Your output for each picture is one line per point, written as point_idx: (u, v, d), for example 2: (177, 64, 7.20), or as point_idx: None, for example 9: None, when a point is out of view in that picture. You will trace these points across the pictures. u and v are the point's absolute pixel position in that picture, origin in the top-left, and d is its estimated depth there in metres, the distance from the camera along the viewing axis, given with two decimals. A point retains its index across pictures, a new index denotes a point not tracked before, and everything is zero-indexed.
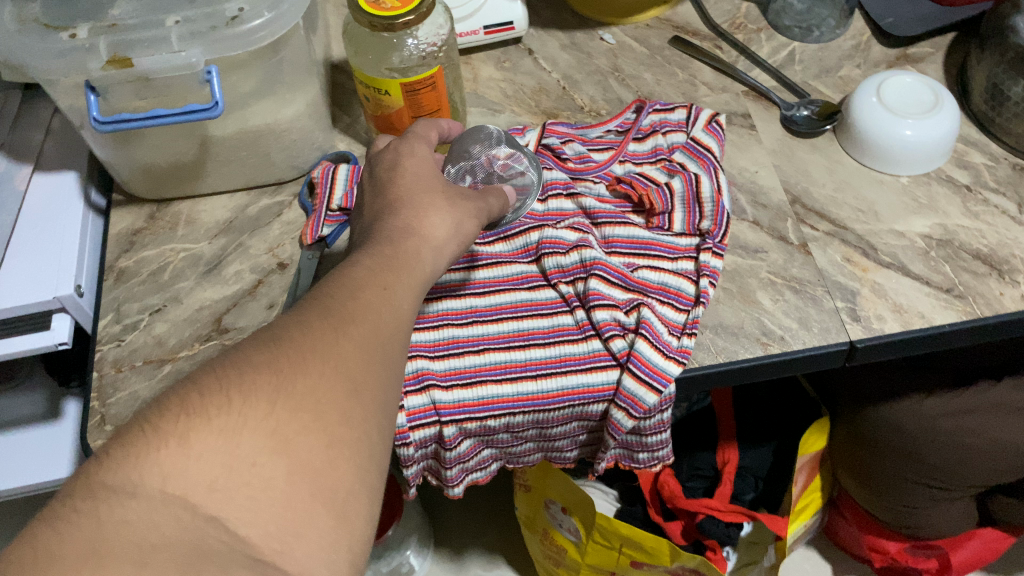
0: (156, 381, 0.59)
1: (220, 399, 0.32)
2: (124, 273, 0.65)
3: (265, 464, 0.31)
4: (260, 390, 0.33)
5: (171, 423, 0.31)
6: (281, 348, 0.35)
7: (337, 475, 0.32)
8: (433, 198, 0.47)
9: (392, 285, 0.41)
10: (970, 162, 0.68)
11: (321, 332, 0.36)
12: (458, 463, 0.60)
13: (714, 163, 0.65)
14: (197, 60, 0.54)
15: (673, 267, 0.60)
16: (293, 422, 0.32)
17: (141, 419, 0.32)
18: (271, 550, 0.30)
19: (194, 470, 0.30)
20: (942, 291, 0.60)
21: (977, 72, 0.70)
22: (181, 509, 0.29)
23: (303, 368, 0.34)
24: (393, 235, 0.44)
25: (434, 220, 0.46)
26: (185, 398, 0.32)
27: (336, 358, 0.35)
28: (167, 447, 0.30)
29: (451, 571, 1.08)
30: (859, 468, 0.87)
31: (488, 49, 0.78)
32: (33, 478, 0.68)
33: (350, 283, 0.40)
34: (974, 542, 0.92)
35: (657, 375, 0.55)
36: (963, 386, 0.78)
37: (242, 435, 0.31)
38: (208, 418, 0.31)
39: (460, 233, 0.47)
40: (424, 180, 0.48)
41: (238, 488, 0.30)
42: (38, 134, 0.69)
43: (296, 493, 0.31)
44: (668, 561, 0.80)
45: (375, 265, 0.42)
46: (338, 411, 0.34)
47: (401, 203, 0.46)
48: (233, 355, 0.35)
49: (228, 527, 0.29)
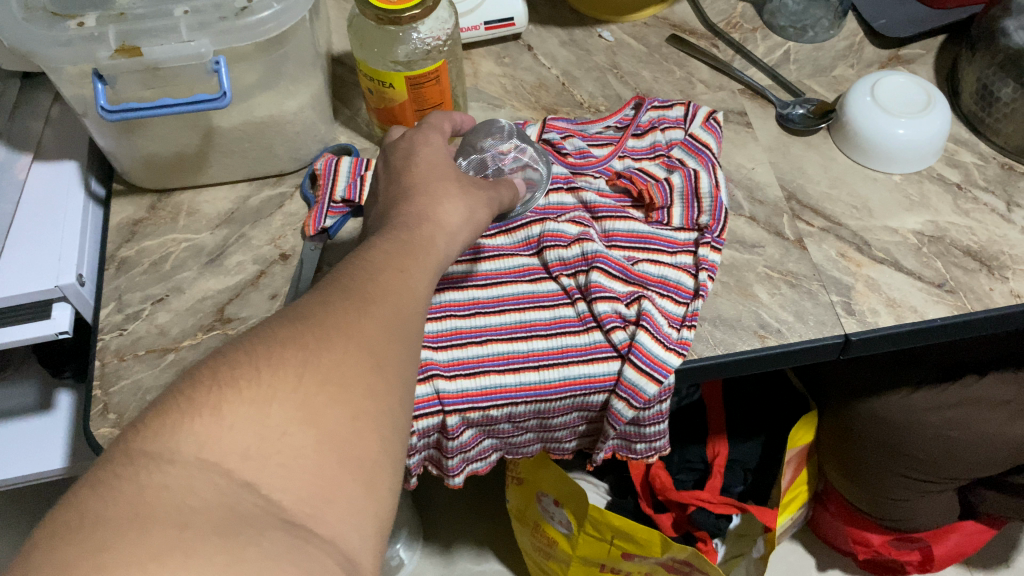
0: (159, 370, 0.59)
1: (249, 372, 0.33)
2: (125, 262, 0.66)
3: (295, 434, 0.32)
4: (288, 363, 0.34)
5: (204, 394, 0.32)
6: (306, 325, 0.36)
7: (364, 445, 0.34)
8: (448, 185, 0.49)
9: (408, 267, 0.42)
10: (961, 161, 0.70)
11: (344, 311, 0.38)
12: (459, 452, 0.60)
13: (712, 159, 0.66)
14: (206, 51, 0.54)
15: (672, 261, 0.61)
16: (320, 394, 0.34)
17: (175, 390, 0.33)
18: (303, 514, 0.31)
19: (228, 438, 0.32)
20: (934, 286, 0.61)
21: (967, 73, 0.72)
22: (217, 475, 0.31)
23: (327, 343, 0.36)
24: (409, 222, 0.46)
25: (448, 206, 0.47)
26: (216, 370, 0.34)
27: (358, 336, 0.37)
28: (201, 417, 0.32)
29: (440, 564, 1.09)
30: (847, 461, 0.88)
31: (488, 44, 0.79)
32: (30, 469, 0.68)
33: (371, 266, 0.41)
34: (956, 535, 0.95)
35: (657, 366, 0.56)
36: (950, 380, 0.80)
37: (272, 406, 0.33)
38: (238, 389, 0.33)
39: (473, 220, 0.48)
40: (439, 168, 0.50)
41: (271, 457, 0.32)
42: (37, 123, 0.69)
43: (325, 461, 0.32)
44: (658, 552, 0.81)
45: (392, 249, 0.43)
46: (363, 385, 0.35)
47: (417, 190, 0.48)
48: (260, 332, 0.36)
49: (262, 492, 0.31)
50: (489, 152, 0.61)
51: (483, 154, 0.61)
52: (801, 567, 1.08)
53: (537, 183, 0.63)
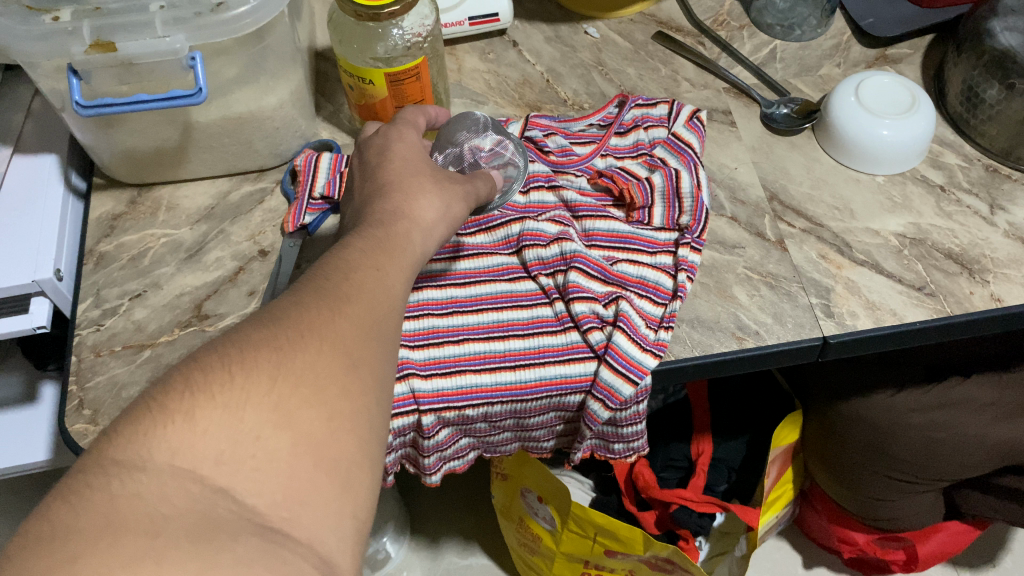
0: (135, 366, 0.59)
1: (222, 376, 0.33)
2: (104, 257, 0.65)
3: (269, 437, 0.32)
4: (261, 366, 0.34)
5: (177, 400, 0.32)
6: (280, 327, 0.36)
7: (339, 445, 0.33)
8: (423, 181, 0.48)
9: (384, 266, 0.42)
10: (944, 163, 0.69)
11: (319, 310, 0.37)
12: (435, 451, 0.60)
13: (695, 159, 0.66)
14: (181, 46, 0.54)
15: (652, 261, 0.61)
16: (294, 397, 0.33)
17: (146, 396, 0.32)
18: (279, 518, 0.31)
19: (202, 444, 0.31)
20: (914, 289, 0.61)
21: (953, 74, 0.72)
22: (191, 481, 0.30)
23: (301, 344, 0.35)
24: (385, 218, 0.45)
25: (425, 204, 0.47)
26: (189, 376, 0.33)
27: (333, 336, 0.36)
28: (173, 424, 0.31)
29: (427, 558, 1.09)
30: (831, 460, 0.88)
31: (473, 40, 0.79)
32: (10, 462, 0.67)
33: (345, 265, 0.41)
34: (940, 535, 0.95)
35: (634, 367, 0.55)
36: (934, 382, 0.80)
37: (245, 410, 0.32)
38: (211, 395, 0.32)
39: (448, 215, 0.48)
40: (413, 164, 0.50)
41: (245, 461, 0.31)
42: (18, 116, 0.69)
43: (300, 464, 0.32)
44: (640, 549, 0.81)
45: (368, 247, 0.42)
46: (339, 386, 0.35)
47: (393, 186, 0.48)
48: (232, 334, 0.35)
49: (237, 498, 0.30)
50: (465, 148, 0.61)
51: (458, 148, 0.60)
52: (786, 564, 1.08)
53: (510, 181, 0.63)
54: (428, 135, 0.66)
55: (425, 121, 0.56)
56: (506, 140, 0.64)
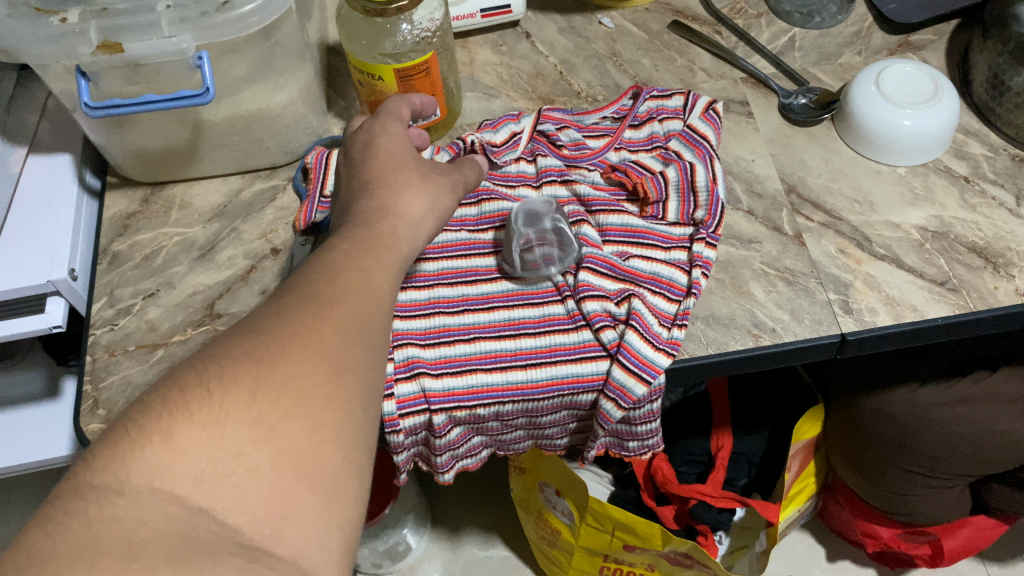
0: (149, 365, 0.59)
1: (200, 395, 0.33)
2: (118, 257, 0.66)
3: (250, 454, 0.32)
4: (240, 381, 0.33)
5: (155, 420, 0.31)
6: (259, 338, 0.36)
7: (322, 457, 0.33)
8: (408, 175, 0.49)
9: (370, 268, 0.42)
10: (969, 153, 0.68)
11: (302, 317, 0.37)
12: (448, 450, 0.59)
13: (710, 152, 0.65)
14: (188, 46, 0.53)
15: (666, 257, 0.60)
16: (275, 410, 0.33)
17: (124, 418, 0.32)
18: (261, 536, 0.30)
19: (181, 463, 0.31)
20: (936, 284, 0.60)
21: (978, 61, 0.70)
22: (169, 503, 0.30)
23: (282, 355, 0.35)
24: (369, 217, 0.46)
25: (410, 199, 0.48)
26: (166, 395, 0.32)
27: (316, 345, 0.36)
28: (152, 444, 0.31)
29: (447, 550, 1.09)
30: (853, 454, 0.87)
31: (485, 31, 0.78)
32: (35, 456, 0.67)
33: (329, 269, 0.41)
34: (966, 530, 0.92)
35: (646, 367, 0.54)
36: (959, 376, 0.78)
37: (225, 426, 0.32)
38: (189, 413, 0.32)
39: (436, 208, 0.50)
40: (397, 158, 0.51)
41: (226, 479, 0.31)
42: (32, 117, 0.69)
43: (283, 479, 0.32)
44: (659, 544, 0.81)
45: (353, 249, 0.43)
46: (321, 395, 0.35)
47: (377, 181, 0.49)
48: (211, 349, 0.35)
49: (218, 517, 0.30)
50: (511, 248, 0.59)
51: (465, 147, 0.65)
52: (809, 557, 1.07)
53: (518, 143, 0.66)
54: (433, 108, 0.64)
55: (408, 109, 0.55)
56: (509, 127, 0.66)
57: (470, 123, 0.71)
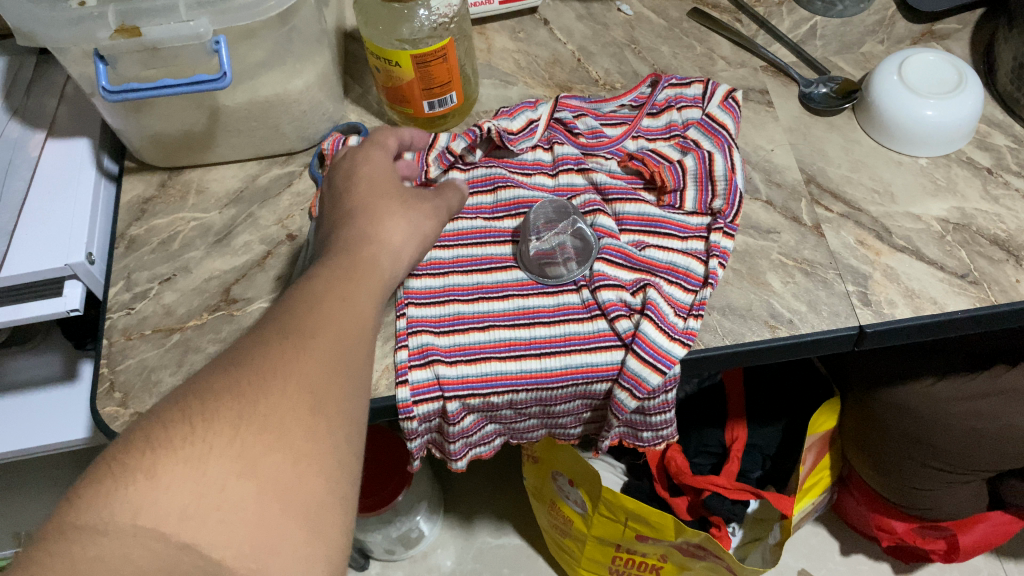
0: (165, 349, 0.59)
1: (183, 431, 0.33)
2: (135, 241, 0.66)
3: (234, 488, 0.32)
4: (222, 417, 0.34)
5: (138, 458, 0.31)
6: (240, 372, 0.36)
7: (306, 487, 0.33)
8: (389, 203, 0.51)
9: (352, 294, 0.43)
10: (992, 144, 0.67)
11: (283, 348, 0.38)
12: (462, 437, 0.59)
13: (729, 140, 0.64)
14: (205, 30, 0.53)
15: (683, 247, 0.59)
16: (258, 443, 0.33)
17: (108, 457, 0.32)
18: (246, 570, 0.31)
19: (165, 500, 0.31)
20: (956, 276, 0.59)
21: (1004, 50, 0.69)
22: (153, 539, 0.30)
23: (263, 389, 0.35)
24: (352, 244, 0.48)
25: (391, 225, 0.50)
26: (149, 432, 0.33)
27: (298, 375, 0.37)
28: (135, 482, 0.31)
29: (460, 537, 1.10)
30: (869, 448, 0.86)
31: (503, 18, 0.78)
32: (51, 439, 0.67)
33: (313, 296, 0.42)
34: (983, 525, 0.91)
35: (661, 357, 0.54)
36: (979, 369, 0.77)
37: (208, 462, 0.32)
38: (172, 449, 0.32)
39: (417, 234, 0.52)
40: (377, 186, 0.53)
41: (210, 514, 0.31)
42: (51, 100, 0.70)
43: (267, 512, 0.32)
44: (672, 536, 0.80)
45: (333, 277, 0.44)
46: (304, 427, 0.35)
47: (359, 211, 0.50)
48: (194, 385, 0.35)
49: (202, 552, 0.30)
50: (526, 244, 0.59)
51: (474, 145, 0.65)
52: (824, 550, 1.06)
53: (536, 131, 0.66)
54: (445, 93, 0.63)
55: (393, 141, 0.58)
56: (525, 113, 0.66)
57: (487, 110, 0.71)
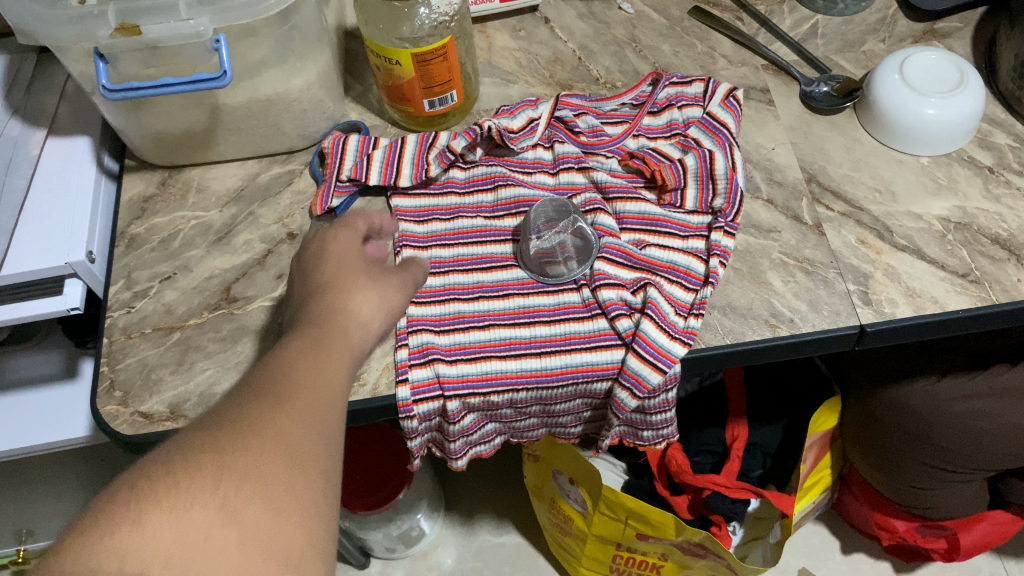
0: (165, 348, 0.59)
1: (167, 482, 0.31)
2: (135, 239, 0.66)
3: (218, 536, 0.30)
4: (205, 469, 0.32)
5: (124, 507, 0.30)
6: (220, 430, 0.34)
7: (287, 538, 0.32)
8: (356, 279, 0.49)
9: (328, 362, 0.42)
10: (994, 143, 0.67)
11: (262, 409, 0.36)
12: (462, 436, 0.59)
13: (730, 139, 0.63)
14: (206, 29, 0.53)
15: (684, 245, 0.59)
16: (240, 494, 0.32)
17: (91, 509, 0.30)
18: None
19: (151, 547, 0.29)
20: (957, 275, 0.59)
21: (1005, 49, 0.68)
22: None
23: (243, 445, 0.34)
24: (320, 317, 0.45)
25: (360, 300, 0.47)
26: (134, 483, 0.31)
27: (278, 432, 0.35)
28: (120, 530, 0.29)
29: (461, 534, 1.10)
30: (869, 448, 0.86)
31: (504, 16, 0.78)
32: (52, 437, 0.67)
33: (284, 365, 0.40)
34: (983, 525, 0.91)
35: (662, 356, 0.54)
36: (978, 369, 0.77)
37: (192, 510, 0.30)
38: (156, 499, 0.30)
39: (385, 309, 0.49)
40: (346, 261, 0.50)
41: (194, 564, 0.29)
42: (52, 98, 0.70)
43: (251, 562, 0.30)
44: (672, 535, 0.80)
45: (305, 344, 0.42)
46: (286, 481, 0.33)
47: (326, 286, 0.48)
48: (176, 441, 0.34)
49: None
50: (526, 243, 0.59)
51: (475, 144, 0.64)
52: (824, 548, 1.06)
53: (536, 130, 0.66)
54: (445, 91, 0.63)
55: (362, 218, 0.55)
56: (525, 112, 0.66)
57: (487, 108, 0.71)
